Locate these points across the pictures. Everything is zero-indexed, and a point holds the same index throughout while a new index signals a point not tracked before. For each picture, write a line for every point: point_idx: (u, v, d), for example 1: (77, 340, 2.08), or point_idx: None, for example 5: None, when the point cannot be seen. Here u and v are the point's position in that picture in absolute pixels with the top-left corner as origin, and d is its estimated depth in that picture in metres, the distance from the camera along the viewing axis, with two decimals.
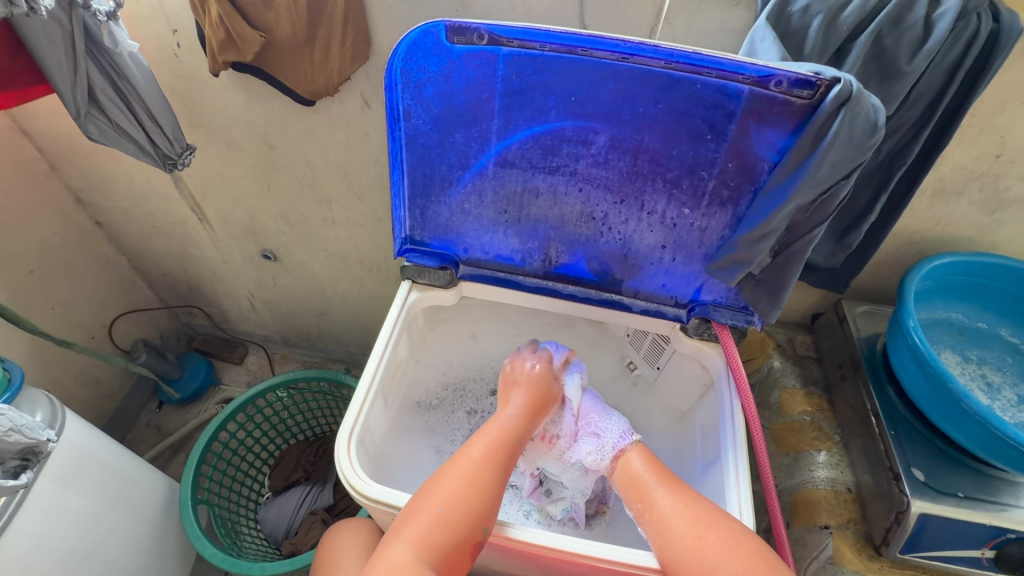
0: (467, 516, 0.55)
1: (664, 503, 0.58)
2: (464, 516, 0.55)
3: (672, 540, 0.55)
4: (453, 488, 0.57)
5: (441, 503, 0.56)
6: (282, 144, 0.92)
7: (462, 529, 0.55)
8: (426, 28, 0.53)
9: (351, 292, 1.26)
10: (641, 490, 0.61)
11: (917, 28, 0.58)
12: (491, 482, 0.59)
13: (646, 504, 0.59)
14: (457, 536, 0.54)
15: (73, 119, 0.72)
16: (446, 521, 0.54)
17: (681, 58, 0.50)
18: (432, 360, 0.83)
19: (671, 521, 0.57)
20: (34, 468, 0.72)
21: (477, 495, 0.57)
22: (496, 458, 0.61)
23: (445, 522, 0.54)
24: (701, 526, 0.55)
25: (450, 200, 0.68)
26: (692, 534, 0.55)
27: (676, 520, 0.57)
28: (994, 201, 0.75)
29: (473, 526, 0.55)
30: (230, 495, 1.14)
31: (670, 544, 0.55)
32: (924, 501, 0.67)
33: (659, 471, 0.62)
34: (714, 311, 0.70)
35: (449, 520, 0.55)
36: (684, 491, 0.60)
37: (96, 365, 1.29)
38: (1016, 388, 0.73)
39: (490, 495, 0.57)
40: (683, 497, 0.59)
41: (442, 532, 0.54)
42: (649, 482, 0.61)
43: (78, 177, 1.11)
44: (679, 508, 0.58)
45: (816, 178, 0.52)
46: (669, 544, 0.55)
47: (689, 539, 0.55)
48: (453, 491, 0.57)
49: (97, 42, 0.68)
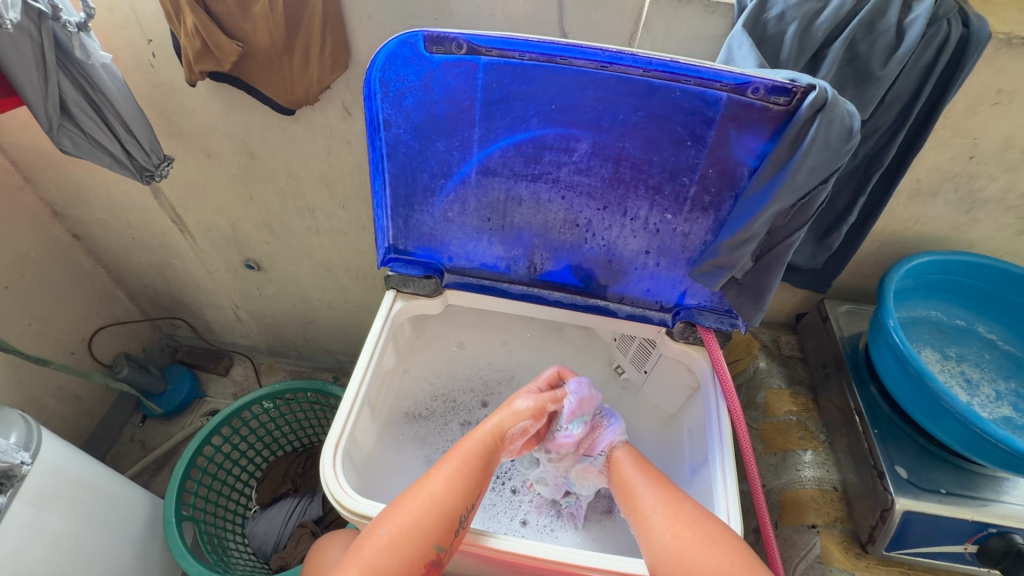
0: (417, 537, 0.55)
1: (649, 505, 0.59)
2: (409, 539, 0.55)
3: (656, 540, 0.57)
4: (403, 510, 0.56)
5: (386, 526, 0.55)
6: (263, 154, 0.91)
7: (410, 550, 0.54)
8: (405, 38, 0.53)
9: (337, 300, 1.25)
10: (627, 492, 0.62)
11: (890, 33, 0.59)
12: (448, 501, 0.58)
13: (632, 507, 0.61)
14: (403, 557, 0.54)
15: (45, 132, 0.70)
16: (390, 545, 0.54)
17: (660, 66, 0.51)
18: (419, 369, 0.82)
19: (655, 522, 0.58)
20: (7, 492, 0.71)
21: (427, 516, 0.56)
22: (458, 477, 0.60)
23: (390, 546, 0.54)
24: (680, 524, 0.56)
25: (433, 208, 0.68)
26: (671, 533, 0.56)
27: (659, 520, 0.58)
28: (969, 201, 0.76)
29: (420, 547, 0.55)
30: (216, 509, 1.12)
31: (653, 544, 0.57)
32: (908, 498, 0.68)
33: (647, 470, 0.63)
34: (699, 315, 0.71)
35: (394, 543, 0.54)
36: (664, 490, 0.60)
37: (75, 381, 1.26)
38: (994, 384, 0.74)
39: (444, 514, 0.57)
40: (665, 496, 0.60)
41: (387, 557, 0.54)
42: (636, 483, 0.62)
43: (54, 189, 1.09)
44: (660, 508, 0.59)
45: (793, 184, 0.52)
46: (652, 543, 0.57)
47: (668, 539, 0.56)
48: (401, 513, 0.56)
49: (68, 53, 0.66)
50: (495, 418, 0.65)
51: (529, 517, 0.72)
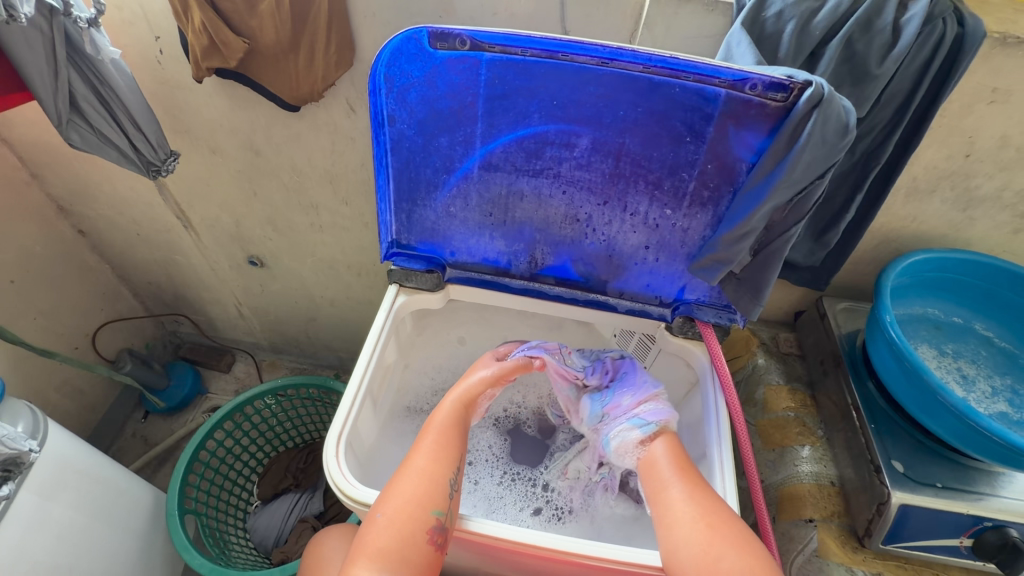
0: (411, 508, 0.56)
1: (679, 495, 0.57)
2: (405, 512, 0.55)
3: (682, 527, 0.55)
4: (394, 488, 0.57)
5: (382, 509, 0.56)
6: (267, 150, 0.92)
7: (408, 522, 0.55)
8: (409, 34, 0.54)
9: (340, 297, 1.26)
10: (656, 475, 0.60)
11: (886, 32, 0.60)
12: (432, 470, 0.59)
13: (659, 489, 0.59)
14: (403, 531, 0.54)
15: (54, 127, 0.71)
16: (389, 522, 0.55)
17: (659, 63, 0.51)
18: (420, 364, 0.83)
19: (684, 515, 0.56)
20: (15, 480, 0.72)
21: (417, 488, 0.57)
22: (439, 448, 0.61)
23: (390, 523, 0.55)
24: (713, 518, 0.55)
25: (435, 203, 0.68)
26: (703, 524, 0.55)
27: (689, 509, 0.56)
28: (965, 199, 0.77)
29: (417, 517, 0.55)
30: (218, 504, 1.13)
31: (677, 531, 0.55)
32: (904, 492, 0.69)
33: (681, 459, 0.61)
34: (698, 310, 0.72)
35: (394, 521, 0.55)
36: (696, 480, 0.59)
37: (79, 375, 1.27)
38: (990, 381, 0.75)
39: (430, 482, 0.58)
40: (698, 488, 0.58)
41: (391, 534, 0.54)
42: (666, 471, 0.60)
43: (60, 185, 1.10)
44: (692, 503, 0.56)
45: (791, 179, 0.53)
46: (677, 527, 0.55)
47: (701, 527, 0.54)
48: (393, 492, 0.57)
49: (78, 48, 0.67)
50: (455, 392, 0.68)
51: (544, 509, 0.74)
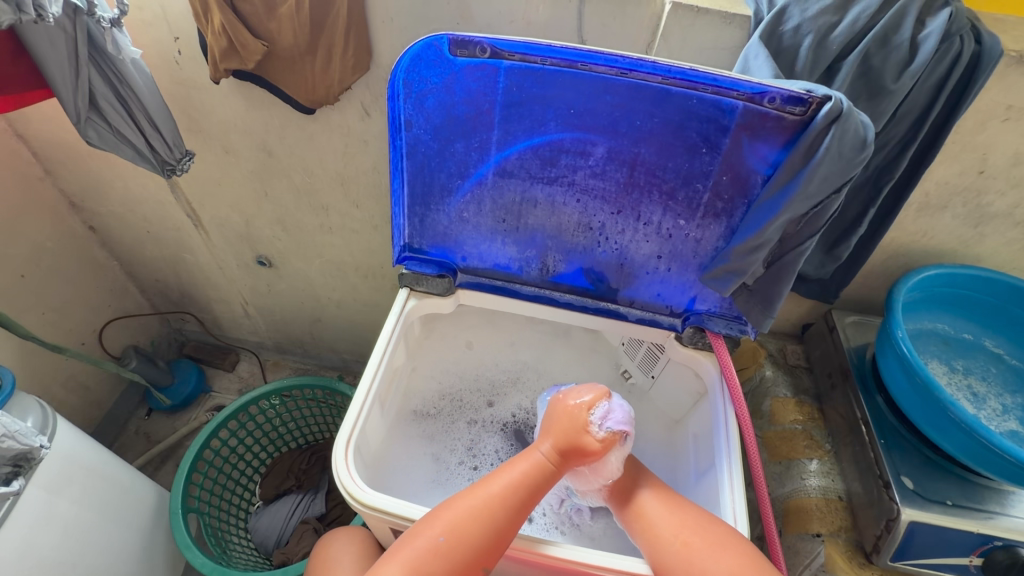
0: (468, 554, 0.54)
1: (652, 509, 0.60)
2: (462, 555, 0.54)
3: (662, 546, 0.56)
4: (457, 520, 0.55)
5: (444, 533, 0.54)
6: (280, 151, 0.93)
7: (457, 564, 0.54)
8: (429, 41, 0.54)
9: (346, 299, 1.26)
10: (628, 500, 0.62)
11: (903, 48, 0.60)
12: (501, 526, 0.56)
13: (633, 514, 0.61)
14: (450, 570, 0.53)
15: (73, 124, 0.72)
16: (440, 552, 0.54)
17: (677, 74, 0.52)
18: (427, 367, 0.83)
19: (660, 526, 0.58)
20: (25, 475, 0.72)
21: (479, 538, 0.55)
22: (512, 496, 0.58)
23: (439, 555, 0.54)
24: (686, 532, 0.56)
25: (448, 208, 0.69)
26: (679, 541, 0.56)
27: (664, 527, 0.58)
28: (977, 215, 0.77)
29: (466, 565, 0.54)
30: (220, 504, 1.12)
31: (658, 551, 0.56)
32: (914, 509, 0.68)
33: (644, 478, 0.63)
34: (708, 320, 0.72)
35: (444, 552, 0.54)
36: (665, 497, 0.61)
37: (84, 371, 1.27)
38: (1000, 398, 0.74)
39: (495, 539, 0.55)
40: (667, 503, 0.60)
41: (435, 563, 0.53)
42: (635, 488, 0.62)
43: (73, 181, 1.11)
44: (666, 514, 0.59)
45: (807, 192, 0.53)
46: (656, 549, 0.57)
47: (677, 547, 0.56)
48: (457, 522, 0.55)
49: (100, 48, 0.68)
50: (551, 440, 0.62)
51: (538, 515, 0.73)
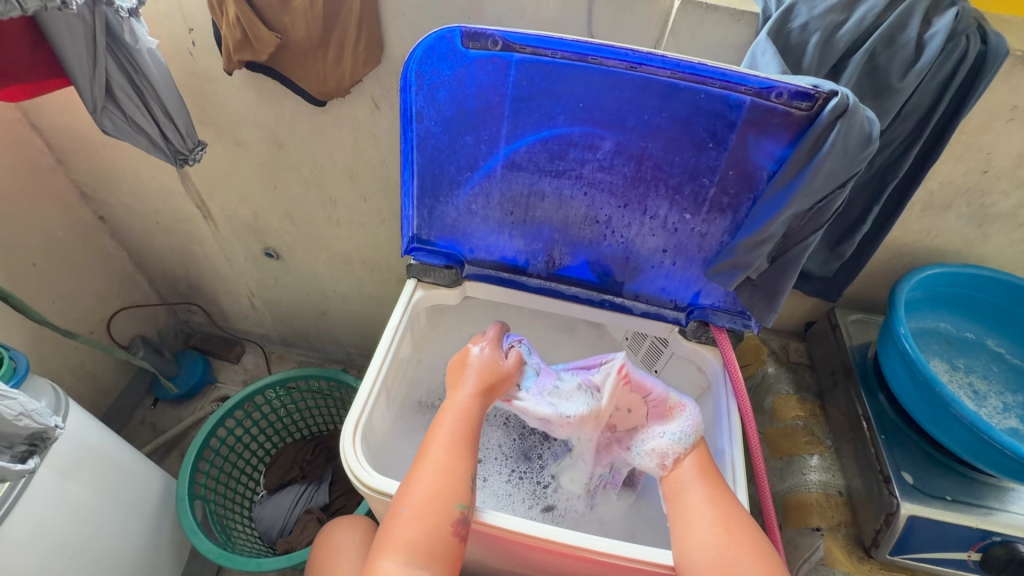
0: (437, 501, 0.56)
1: (695, 499, 0.58)
2: (432, 506, 0.55)
3: (700, 531, 0.56)
4: (417, 482, 0.57)
5: (407, 502, 0.56)
6: (291, 144, 0.94)
7: (433, 515, 0.55)
8: (443, 34, 0.55)
9: (352, 292, 1.27)
10: (678, 477, 0.61)
11: (909, 47, 0.61)
12: (455, 463, 0.59)
13: (678, 492, 0.60)
14: (431, 524, 0.55)
15: (89, 113, 0.73)
16: (415, 516, 0.55)
17: (686, 69, 0.52)
18: (433, 359, 0.84)
19: (698, 518, 0.57)
20: (41, 454, 0.73)
21: (440, 481, 0.57)
22: (456, 440, 0.60)
23: (415, 517, 0.55)
24: (730, 523, 0.56)
25: (457, 200, 0.70)
26: (720, 529, 0.56)
27: (707, 513, 0.57)
28: (981, 216, 0.78)
29: (442, 510, 0.55)
30: (226, 492, 1.14)
31: (696, 535, 0.56)
32: (913, 504, 0.69)
33: (699, 460, 0.62)
34: (712, 315, 0.73)
35: (418, 514, 0.55)
36: (713, 482, 0.60)
37: (93, 359, 1.29)
38: (1001, 397, 0.75)
39: (452, 474, 0.58)
40: (714, 491, 0.59)
41: (416, 528, 0.54)
42: (688, 473, 0.60)
43: (84, 171, 1.12)
44: (707, 508, 0.57)
45: (812, 187, 0.54)
46: (693, 531, 0.56)
47: (718, 533, 0.55)
48: (417, 486, 0.57)
49: (117, 38, 0.69)
50: (463, 383, 0.66)
51: (553, 504, 0.73)
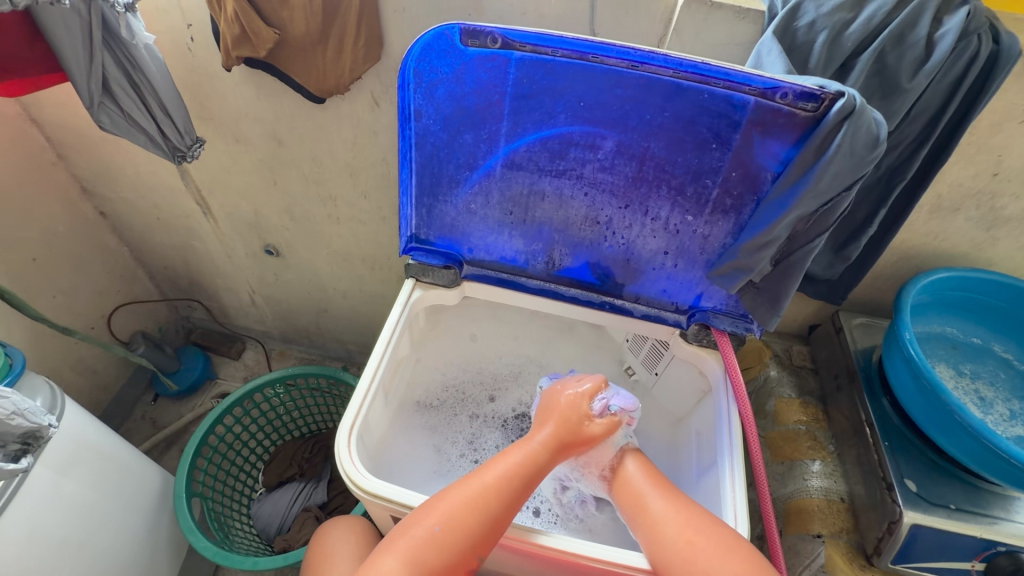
0: (465, 541, 0.55)
1: (657, 509, 0.59)
2: (459, 541, 0.55)
3: (665, 543, 0.56)
4: (456, 510, 0.56)
5: (439, 523, 0.55)
6: (290, 140, 0.93)
7: (455, 552, 0.55)
8: (441, 30, 0.54)
9: (352, 289, 1.26)
10: (636, 494, 0.61)
11: (919, 46, 0.59)
12: (499, 513, 0.57)
13: (639, 509, 0.60)
14: (450, 559, 0.54)
15: (85, 108, 0.72)
16: (439, 544, 0.54)
17: (690, 67, 0.51)
18: (431, 359, 0.83)
19: (664, 526, 0.57)
20: (34, 453, 0.72)
21: (478, 526, 0.56)
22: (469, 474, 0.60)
23: (438, 544, 0.54)
24: (692, 530, 0.56)
25: (456, 200, 0.69)
26: (683, 538, 0.55)
27: (669, 525, 0.57)
28: (990, 218, 0.77)
29: (465, 555, 0.55)
30: (224, 489, 1.14)
31: (660, 546, 0.56)
32: (917, 512, 0.68)
33: (654, 476, 0.63)
34: (714, 318, 0.72)
35: (445, 543, 0.54)
36: (673, 494, 0.60)
37: (93, 355, 1.29)
38: (1008, 404, 0.74)
39: (493, 524, 0.56)
40: (674, 502, 0.59)
41: (435, 554, 0.54)
42: (643, 487, 0.62)
43: (85, 166, 1.12)
44: (670, 513, 0.58)
45: (817, 190, 0.53)
46: (659, 544, 0.56)
47: (680, 544, 0.55)
48: (454, 514, 0.56)
49: (114, 33, 0.68)
50: (551, 428, 0.63)
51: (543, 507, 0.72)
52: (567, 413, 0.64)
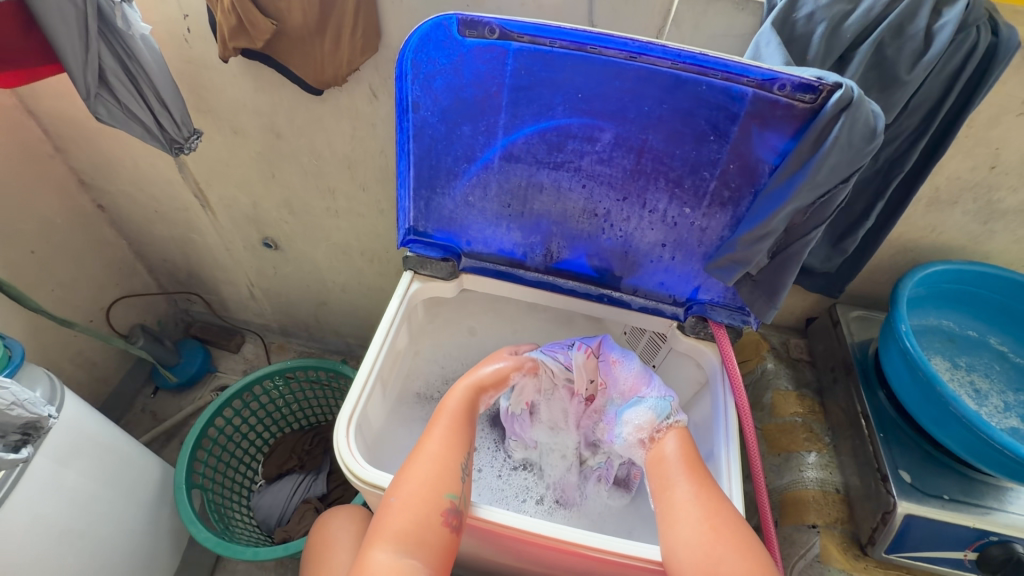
0: (425, 489, 0.56)
1: (682, 493, 0.57)
2: (419, 496, 0.55)
3: (683, 532, 0.54)
4: (406, 474, 0.57)
5: (396, 492, 0.56)
6: (289, 133, 0.93)
7: (422, 503, 0.55)
8: (439, 21, 0.54)
9: (351, 282, 1.26)
10: (664, 474, 0.59)
11: (918, 38, 0.59)
12: (443, 454, 0.59)
13: (665, 492, 0.58)
14: (420, 513, 0.54)
15: (82, 100, 0.72)
16: (404, 504, 0.55)
17: (688, 59, 0.51)
18: (431, 352, 0.84)
19: (685, 512, 0.55)
20: (34, 443, 0.72)
21: (431, 472, 0.57)
22: (452, 435, 0.61)
23: (403, 506, 0.55)
24: (715, 520, 0.54)
25: (454, 192, 0.69)
26: (706, 526, 0.54)
27: (694, 511, 0.55)
28: (987, 212, 0.77)
29: (432, 499, 0.55)
30: (224, 481, 1.14)
31: (680, 534, 0.54)
32: (911, 502, 0.68)
33: (689, 456, 0.60)
34: (711, 310, 0.72)
35: (407, 501, 0.55)
36: (702, 479, 0.58)
37: (92, 348, 1.29)
38: (1002, 396, 0.74)
39: (441, 465, 0.58)
40: (702, 487, 0.57)
41: (406, 518, 0.54)
42: (673, 468, 0.59)
43: (82, 159, 1.11)
44: (695, 498, 0.56)
45: (814, 182, 0.53)
46: (678, 532, 0.54)
47: (703, 531, 0.53)
48: (406, 477, 0.57)
49: (109, 23, 0.68)
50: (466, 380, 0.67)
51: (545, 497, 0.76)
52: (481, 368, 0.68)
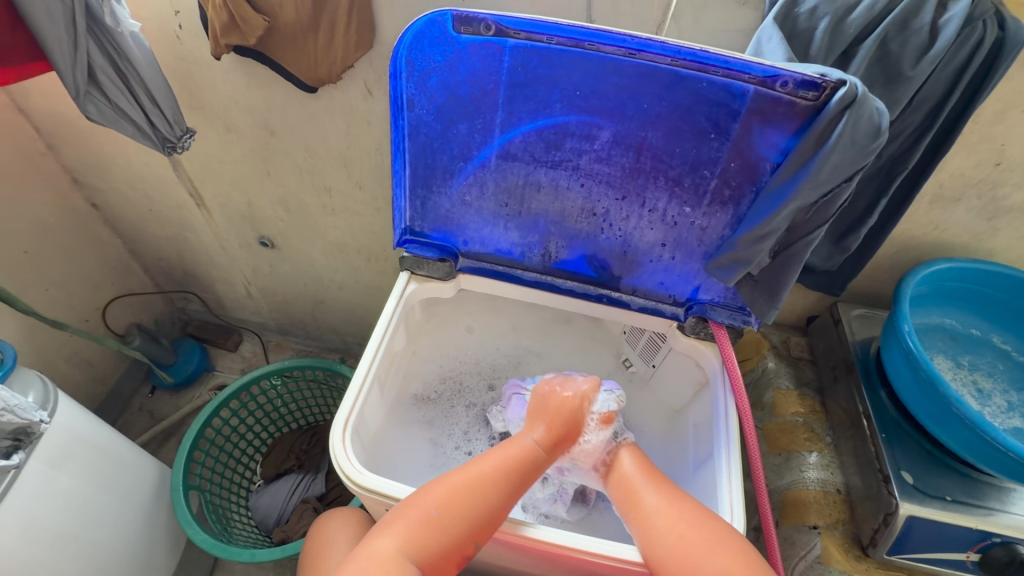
0: (461, 525, 0.56)
1: (651, 503, 0.59)
2: (454, 524, 0.55)
3: (657, 539, 0.56)
4: (449, 489, 0.57)
5: (436, 505, 0.56)
6: (283, 131, 0.92)
7: (451, 535, 0.55)
8: (433, 17, 0.53)
9: (348, 281, 1.25)
10: (631, 490, 0.61)
11: (923, 33, 0.58)
12: (490, 494, 0.57)
13: (634, 506, 0.60)
14: (446, 543, 0.55)
15: (71, 99, 0.71)
16: (437, 525, 0.55)
17: (688, 55, 0.50)
18: (427, 351, 0.82)
19: (656, 520, 0.57)
20: (24, 449, 0.72)
21: (473, 509, 0.56)
22: (508, 484, 0.59)
23: (436, 525, 0.55)
24: (682, 525, 0.55)
25: (451, 191, 0.68)
26: (674, 534, 0.55)
27: (661, 519, 0.57)
28: (991, 209, 0.76)
29: (461, 540, 0.55)
30: (221, 482, 1.14)
31: (653, 541, 0.56)
32: (912, 504, 0.68)
33: (648, 470, 0.63)
34: (711, 310, 0.71)
35: (442, 523, 0.55)
36: (669, 489, 0.60)
37: (88, 348, 1.28)
38: (1006, 395, 0.74)
39: (487, 509, 0.57)
40: (669, 495, 0.59)
41: (432, 536, 0.55)
42: (637, 482, 0.61)
43: (75, 157, 1.10)
44: (662, 506, 0.58)
45: (817, 180, 0.52)
46: (651, 541, 0.56)
47: (672, 539, 0.55)
48: (448, 495, 0.57)
49: (98, 20, 0.67)
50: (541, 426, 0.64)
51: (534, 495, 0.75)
52: (562, 411, 0.64)
